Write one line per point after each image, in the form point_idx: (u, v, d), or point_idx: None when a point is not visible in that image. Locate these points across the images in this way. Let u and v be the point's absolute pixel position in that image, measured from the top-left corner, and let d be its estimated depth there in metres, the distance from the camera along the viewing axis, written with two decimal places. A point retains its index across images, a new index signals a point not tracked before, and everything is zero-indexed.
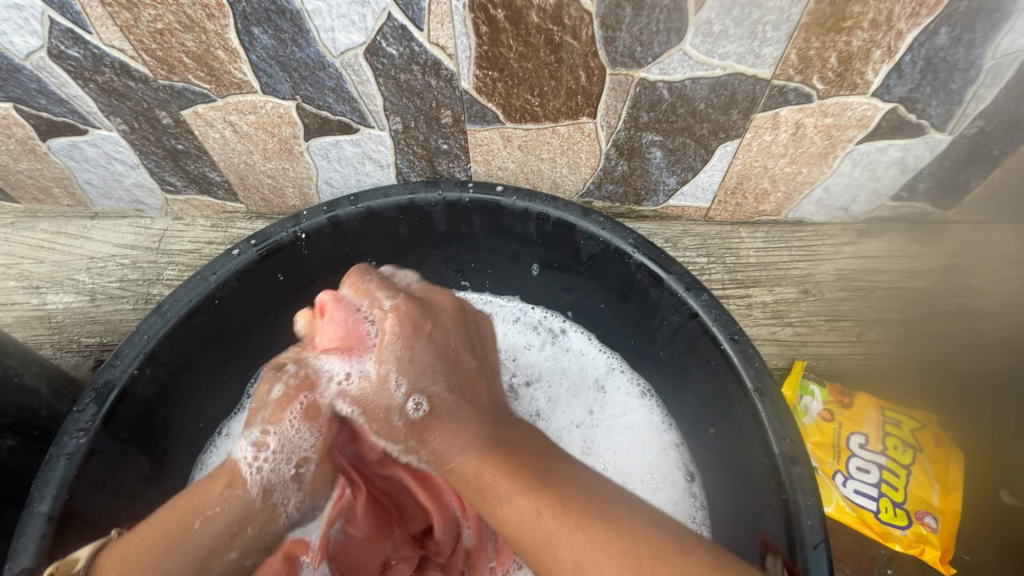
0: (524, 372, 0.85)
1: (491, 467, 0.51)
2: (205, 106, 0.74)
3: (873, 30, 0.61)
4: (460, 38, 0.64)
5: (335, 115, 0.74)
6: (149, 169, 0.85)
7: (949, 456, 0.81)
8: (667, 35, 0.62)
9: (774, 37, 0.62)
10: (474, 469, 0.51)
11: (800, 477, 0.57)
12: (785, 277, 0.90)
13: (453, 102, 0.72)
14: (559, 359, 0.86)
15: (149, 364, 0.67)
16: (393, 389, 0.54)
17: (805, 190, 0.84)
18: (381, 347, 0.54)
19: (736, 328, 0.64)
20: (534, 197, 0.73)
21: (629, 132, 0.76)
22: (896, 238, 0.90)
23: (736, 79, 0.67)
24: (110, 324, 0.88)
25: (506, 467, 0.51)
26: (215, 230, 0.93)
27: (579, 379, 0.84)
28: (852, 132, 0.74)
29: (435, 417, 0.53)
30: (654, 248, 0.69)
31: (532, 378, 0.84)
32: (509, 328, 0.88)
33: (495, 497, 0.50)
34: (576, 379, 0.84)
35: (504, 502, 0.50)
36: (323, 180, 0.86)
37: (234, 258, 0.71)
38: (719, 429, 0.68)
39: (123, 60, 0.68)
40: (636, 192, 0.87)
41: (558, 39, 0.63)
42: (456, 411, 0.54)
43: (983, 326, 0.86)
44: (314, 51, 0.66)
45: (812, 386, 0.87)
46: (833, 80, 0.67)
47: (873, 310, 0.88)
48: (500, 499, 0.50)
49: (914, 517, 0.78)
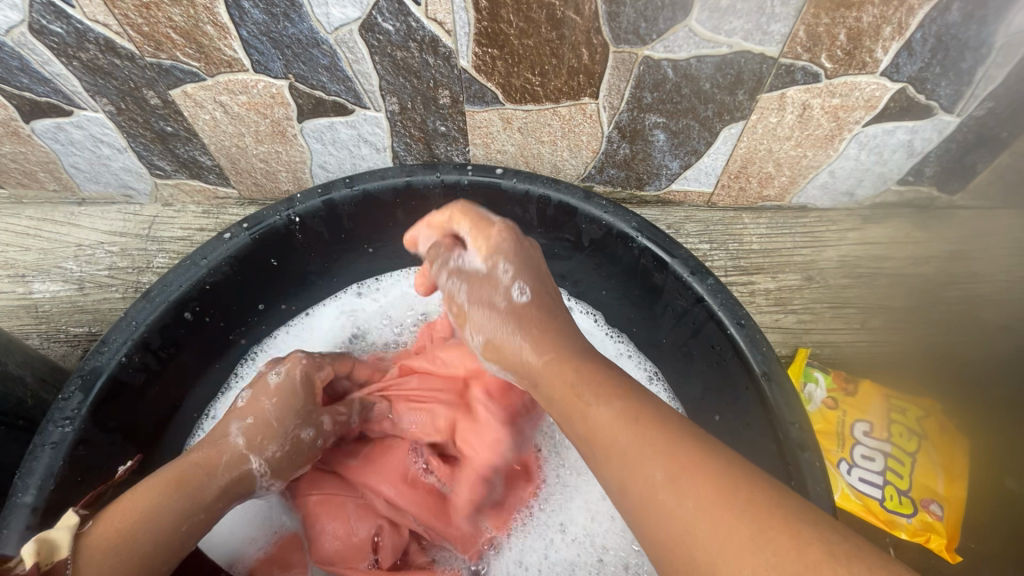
0: None
1: (573, 372, 0.48)
2: (195, 86, 0.71)
3: (884, 5, 0.59)
4: (459, 13, 0.61)
5: (329, 96, 0.72)
6: (138, 153, 0.82)
7: (955, 443, 0.80)
8: (673, 10, 0.60)
9: (783, 13, 0.60)
10: (556, 375, 0.49)
11: (809, 463, 0.55)
12: (788, 264, 0.89)
13: (451, 81, 0.70)
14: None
15: (138, 351, 0.65)
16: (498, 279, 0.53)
17: (810, 174, 0.82)
18: (490, 245, 0.55)
19: (743, 312, 0.63)
20: (535, 179, 0.71)
21: (632, 114, 0.74)
22: (900, 224, 0.89)
23: (743, 57, 0.65)
24: (99, 312, 0.86)
25: (589, 371, 0.48)
26: (206, 217, 0.91)
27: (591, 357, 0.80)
28: (859, 113, 0.72)
29: (536, 312, 0.53)
30: (658, 231, 0.67)
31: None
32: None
33: (575, 398, 0.47)
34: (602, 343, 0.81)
35: (585, 409, 0.46)
36: (317, 164, 0.84)
37: (225, 241, 0.68)
38: (725, 415, 0.67)
39: (107, 36, 0.65)
40: (638, 177, 0.86)
41: (560, 15, 0.61)
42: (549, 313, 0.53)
43: (988, 313, 0.85)
44: (307, 27, 0.63)
45: (816, 373, 0.85)
46: (842, 59, 0.65)
47: (878, 296, 0.87)
48: (585, 400, 0.46)
49: (919, 505, 0.77)
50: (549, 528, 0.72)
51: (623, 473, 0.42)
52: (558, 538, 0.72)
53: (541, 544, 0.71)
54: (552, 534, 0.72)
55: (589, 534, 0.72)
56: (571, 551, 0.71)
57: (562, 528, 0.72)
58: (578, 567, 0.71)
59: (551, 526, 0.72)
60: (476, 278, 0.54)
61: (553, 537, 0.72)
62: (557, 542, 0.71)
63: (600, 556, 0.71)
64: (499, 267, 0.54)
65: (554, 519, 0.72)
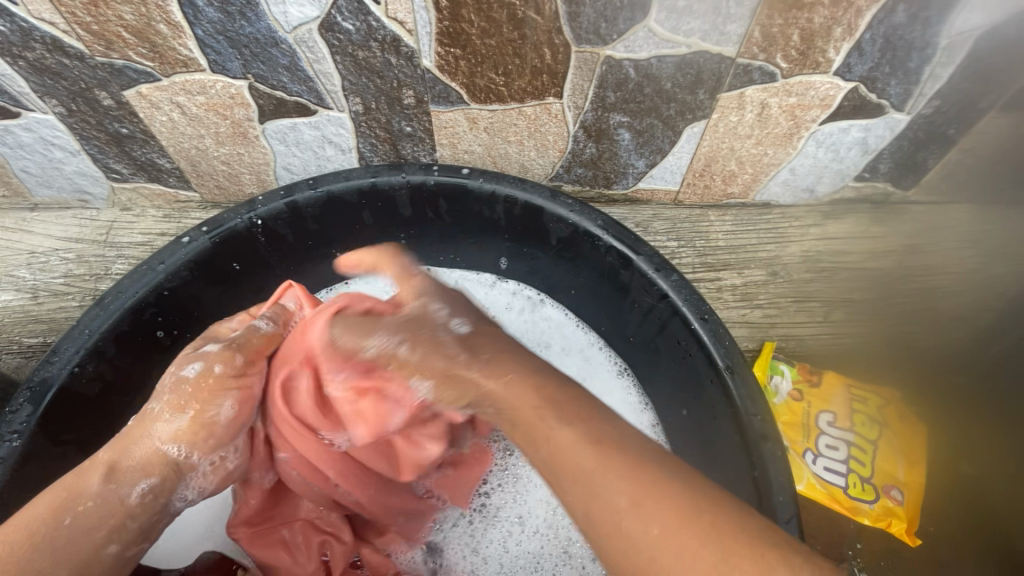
0: None
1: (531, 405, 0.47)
2: (149, 86, 0.69)
3: (833, 7, 0.61)
4: (420, 12, 0.61)
5: (291, 96, 0.71)
6: (92, 156, 0.80)
7: (914, 431, 0.82)
8: (631, 11, 0.61)
9: (738, 13, 0.61)
10: (520, 398, 0.47)
11: (772, 454, 0.56)
12: (754, 260, 0.91)
13: (415, 81, 0.70)
14: (538, 327, 0.83)
15: (93, 360, 0.63)
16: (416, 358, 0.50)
17: (770, 172, 0.84)
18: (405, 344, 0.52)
19: (707, 307, 0.64)
20: (501, 179, 0.71)
21: (596, 113, 0.75)
22: (858, 219, 0.91)
23: (702, 57, 0.67)
24: (55, 322, 0.83)
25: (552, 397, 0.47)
26: (167, 221, 0.89)
27: (562, 351, 0.81)
28: (815, 111, 0.74)
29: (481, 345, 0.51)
30: (623, 229, 0.68)
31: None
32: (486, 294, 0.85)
33: (525, 437, 0.47)
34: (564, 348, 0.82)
35: (535, 440, 0.46)
36: (281, 166, 0.82)
37: (183, 246, 0.67)
38: (693, 410, 0.67)
39: (54, 35, 0.63)
40: (606, 176, 0.86)
41: (521, 15, 0.62)
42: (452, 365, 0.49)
43: (943, 302, 0.88)
44: (265, 26, 0.62)
45: (782, 365, 0.87)
46: (796, 58, 0.67)
47: (839, 290, 0.90)
48: (547, 423, 0.46)
49: (881, 491, 0.79)
50: (507, 520, 0.75)
51: (584, 492, 0.43)
52: (517, 529, 0.74)
53: (500, 535, 0.74)
54: (511, 526, 0.74)
55: (551, 526, 0.74)
56: (534, 543, 0.74)
57: (521, 520, 0.75)
58: (542, 558, 0.73)
59: (509, 519, 0.75)
60: (408, 321, 0.52)
61: (512, 529, 0.74)
62: (516, 533, 0.74)
63: (566, 548, 0.73)
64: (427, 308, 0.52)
65: (512, 511, 0.75)
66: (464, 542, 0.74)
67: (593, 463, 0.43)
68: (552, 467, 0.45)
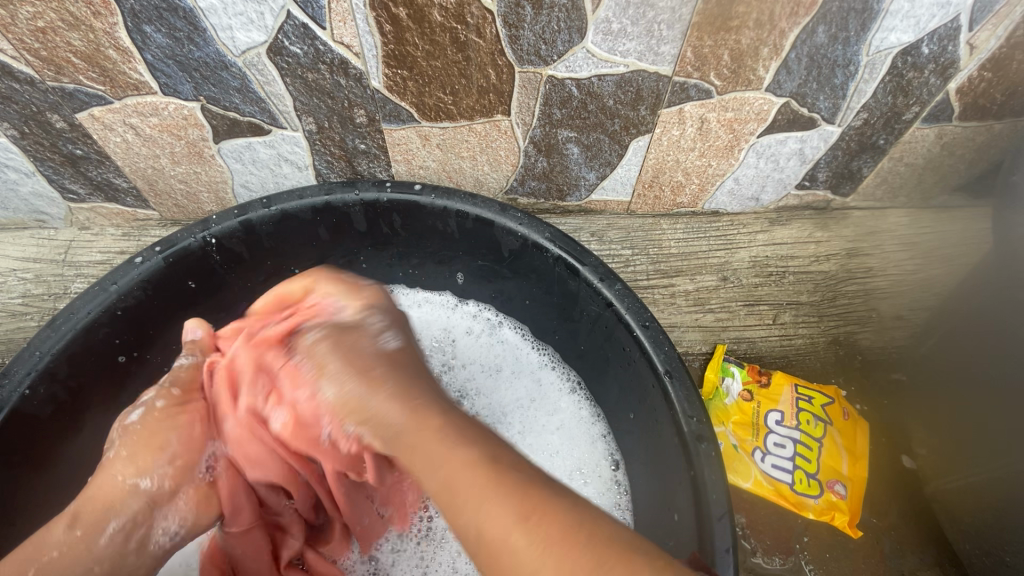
0: (464, 353, 0.86)
1: (430, 425, 0.46)
2: (102, 109, 0.71)
3: (758, 29, 0.65)
4: (365, 36, 0.63)
5: (244, 117, 0.72)
6: (47, 177, 0.80)
7: (857, 428, 0.86)
8: (569, 34, 0.64)
9: (670, 35, 0.65)
10: (422, 421, 0.47)
11: (706, 453, 0.59)
12: (705, 266, 0.94)
13: (365, 101, 0.72)
14: (493, 349, 0.86)
15: (44, 382, 0.63)
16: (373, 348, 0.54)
17: (716, 182, 0.88)
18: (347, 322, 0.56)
19: (648, 314, 0.67)
20: (452, 195, 0.73)
21: (545, 129, 0.78)
22: (803, 225, 0.96)
23: (640, 75, 0.70)
24: (12, 342, 0.83)
25: (458, 419, 0.47)
26: (127, 240, 0.89)
27: (512, 373, 0.84)
28: (752, 125, 0.78)
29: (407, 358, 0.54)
30: (569, 241, 0.71)
31: (467, 368, 0.85)
32: (448, 316, 0.88)
33: (418, 465, 0.45)
34: (518, 363, 0.85)
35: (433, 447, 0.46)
36: (239, 184, 0.83)
37: (136, 266, 0.68)
38: (638, 414, 0.70)
39: (4, 61, 0.64)
40: (559, 188, 0.89)
41: (463, 38, 0.64)
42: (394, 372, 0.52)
43: (883, 303, 0.93)
44: (213, 50, 0.64)
45: (732, 367, 0.89)
46: (729, 76, 0.70)
47: (787, 293, 0.94)
48: (448, 444, 0.45)
49: (825, 486, 0.82)
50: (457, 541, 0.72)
51: (473, 511, 0.41)
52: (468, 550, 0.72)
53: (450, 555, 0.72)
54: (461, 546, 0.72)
55: None
56: None
57: None
58: None
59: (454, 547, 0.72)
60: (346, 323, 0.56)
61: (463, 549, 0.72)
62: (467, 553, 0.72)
63: None
64: (373, 318, 0.57)
65: None
66: (412, 563, 0.71)
67: (479, 482, 0.42)
68: (445, 491, 0.43)
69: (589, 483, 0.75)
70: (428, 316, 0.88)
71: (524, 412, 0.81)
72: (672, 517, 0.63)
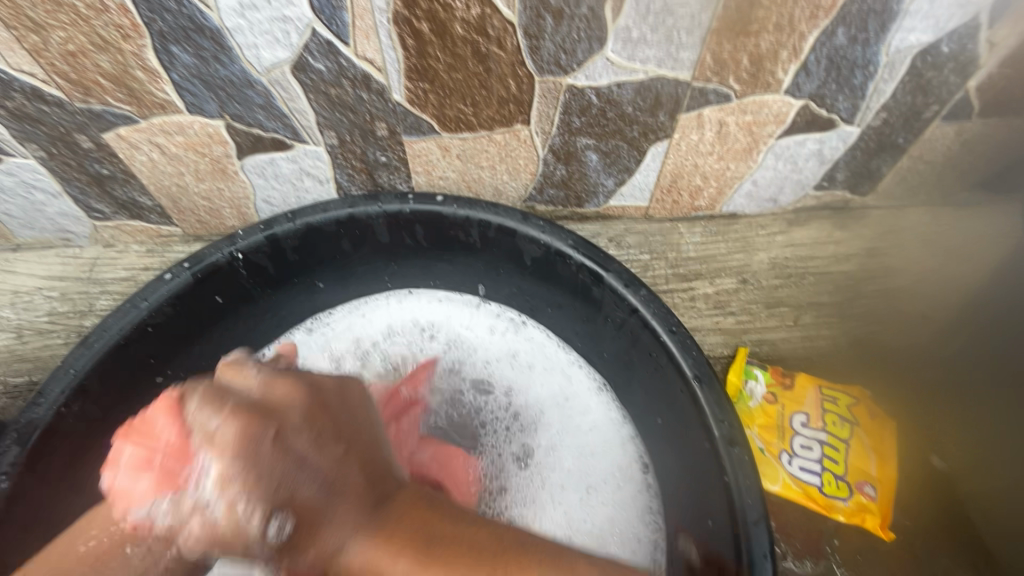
0: (483, 356, 0.84)
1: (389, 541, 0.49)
2: (129, 129, 0.72)
3: (777, 33, 0.65)
4: (387, 51, 0.64)
5: (267, 133, 0.73)
6: (73, 196, 0.81)
7: (884, 428, 0.85)
8: (589, 43, 0.65)
9: (689, 42, 0.65)
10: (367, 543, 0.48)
11: (739, 458, 0.59)
12: (724, 269, 0.94)
13: (386, 114, 0.73)
14: (522, 348, 0.84)
15: (77, 399, 0.64)
16: (307, 501, 0.48)
17: (734, 185, 0.88)
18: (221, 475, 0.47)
19: (674, 319, 0.67)
20: (475, 205, 0.74)
21: (564, 137, 0.78)
22: (821, 225, 0.96)
23: (659, 82, 0.70)
24: (40, 360, 0.83)
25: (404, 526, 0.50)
26: (151, 256, 0.90)
27: (543, 371, 0.82)
28: (771, 127, 0.78)
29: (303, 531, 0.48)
30: (592, 248, 0.71)
31: (491, 369, 0.83)
32: (471, 315, 0.86)
33: None
34: (548, 364, 0.83)
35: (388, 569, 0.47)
36: (261, 199, 0.84)
37: (165, 283, 0.68)
38: (667, 419, 0.70)
39: (34, 85, 0.65)
40: (577, 195, 0.90)
41: (485, 50, 0.65)
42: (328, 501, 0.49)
43: (906, 302, 0.92)
44: (239, 69, 0.65)
45: (756, 370, 0.88)
46: (747, 80, 0.71)
47: (807, 294, 0.93)
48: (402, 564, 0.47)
49: (855, 488, 0.81)
50: None
51: None
52: None
53: None
54: None
55: None
56: None
57: None
58: None
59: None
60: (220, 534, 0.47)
61: None
62: None
63: None
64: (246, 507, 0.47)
65: None
66: None
67: None
68: None
69: (624, 486, 0.75)
70: (450, 316, 0.85)
71: (560, 411, 0.80)
72: (707, 523, 0.63)
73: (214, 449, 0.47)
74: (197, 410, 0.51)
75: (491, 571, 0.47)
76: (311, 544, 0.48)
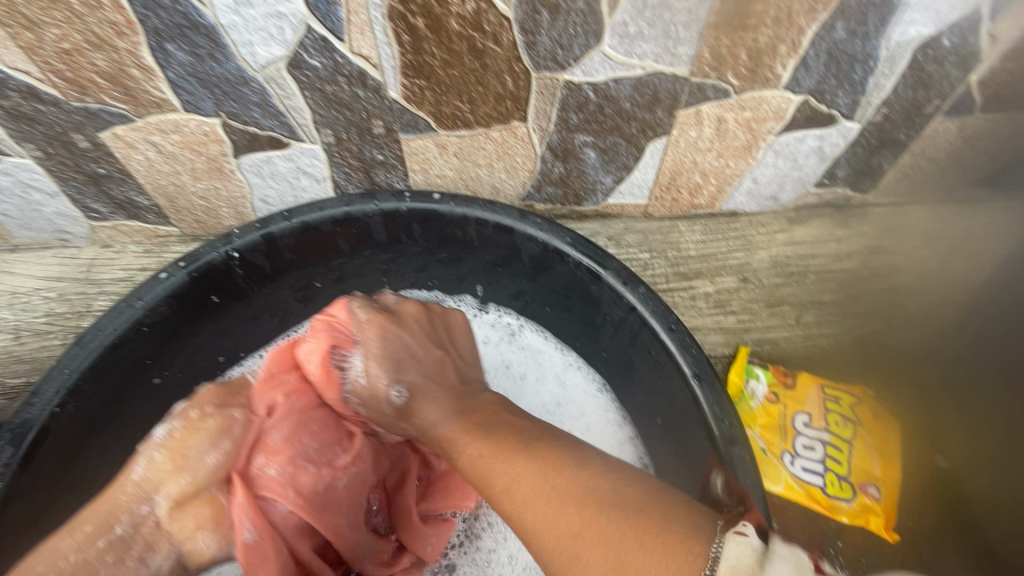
0: None
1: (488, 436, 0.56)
2: (125, 128, 0.72)
3: (776, 27, 0.64)
4: (383, 48, 0.64)
5: (263, 131, 0.73)
6: (70, 196, 0.81)
7: (887, 427, 0.84)
8: (585, 38, 0.64)
9: (687, 36, 0.65)
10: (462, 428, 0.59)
11: (740, 458, 0.58)
12: (724, 268, 0.93)
13: (383, 112, 0.72)
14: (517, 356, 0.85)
15: (72, 400, 0.64)
16: (415, 381, 0.66)
17: (734, 182, 0.88)
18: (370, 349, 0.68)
19: (674, 317, 0.66)
20: (472, 202, 0.73)
21: (561, 134, 0.78)
22: (823, 223, 0.95)
23: (657, 77, 0.70)
24: (38, 361, 0.83)
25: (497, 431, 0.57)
26: (148, 256, 0.90)
27: (537, 378, 0.83)
28: (770, 124, 0.78)
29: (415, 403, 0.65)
30: (590, 245, 0.71)
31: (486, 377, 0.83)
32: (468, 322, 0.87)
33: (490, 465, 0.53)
34: (542, 372, 0.83)
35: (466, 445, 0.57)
36: (258, 198, 0.84)
37: (161, 281, 0.68)
38: (666, 418, 0.69)
39: (29, 84, 0.65)
40: (576, 193, 0.89)
41: (481, 45, 0.64)
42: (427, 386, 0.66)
43: (909, 300, 0.91)
44: (234, 66, 0.65)
45: (757, 370, 0.87)
46: (746, 75, 0.70)
47: (809, 293, 0.93)
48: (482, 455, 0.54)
49: (858, 489, 0.80)
50: (496, 566, 0.77)
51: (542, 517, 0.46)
52: (507, 566, 0.76)
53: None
54: (501, 567, 0.76)
55: None
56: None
57: (511, 557, 0.77)
58: None
59: (498, 561, 0.77)
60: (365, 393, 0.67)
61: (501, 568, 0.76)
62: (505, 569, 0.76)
63: None
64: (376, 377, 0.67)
65: (500, 553, 0.77)
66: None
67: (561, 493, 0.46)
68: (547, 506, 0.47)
69: None
70: None
71: (551, 417, 0.80)
72: None
73: (364, 334, 0.69)
74: (358, 308, 0.71)
75: (525, 453, 0.52)
76: (415, 414, 0.64)
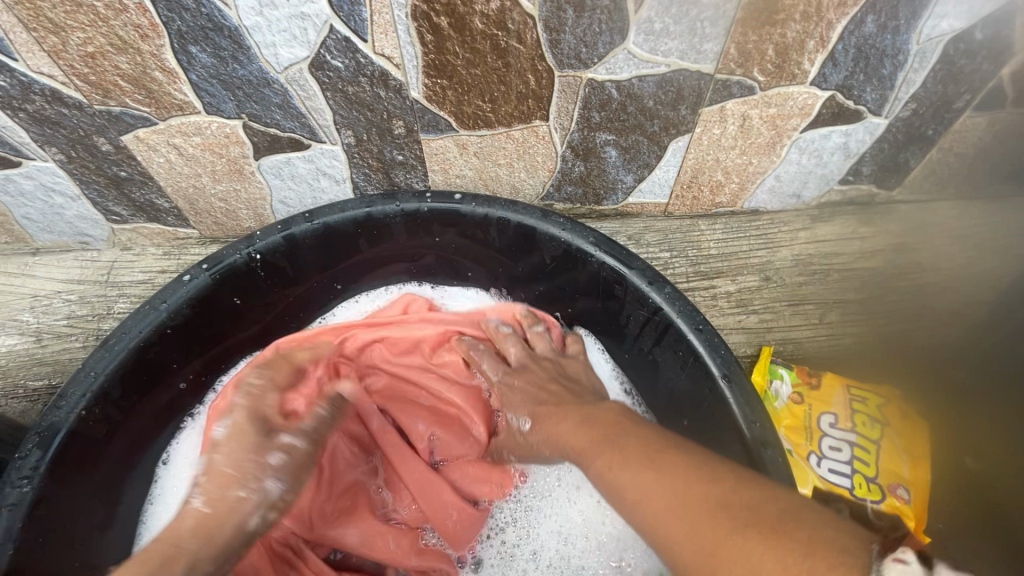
0: None
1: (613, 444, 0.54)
2: (147, 130, 0.72)
3: (805, 21, 0.63)
4: (405, 47, 0.63)
5: (284, 132, 0.73)
6: (92, 200, 0.81)
7: (916, 428, 0.81)
8: (610, 35, 0.63)
9: (713, 32, 0.64)
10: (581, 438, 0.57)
11: (773, 461, 0.57)
12: (746, 266, 0.92)
13: (404, 112, 0.72)
14: None
15: (98, 402, 0.64)
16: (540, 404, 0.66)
17: (757, 180, 0.86)
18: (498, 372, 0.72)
19: (701, 317, 0.65)
20: (494, 202, 0.72)
21: (583, 133, 0.77)
22: (846, 221, 0.93)
23: (681, 74, 0.69)
24: (59, 363, 0.83)
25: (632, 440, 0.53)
26: (167, 258, 0.90)
27: None
28: (795, 120, 0.76)
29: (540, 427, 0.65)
30: (614, 245, 0.70)
31: None
32: None
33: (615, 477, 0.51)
34: None
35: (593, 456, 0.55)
36: (277, 200, 0.84)
37: (184, 284, 0.68)
38: (693, 420, 0.69)
39: (53, 87, 0.65)
40: (596, 192, 0.88)
41: (504, 44, 0.64)
42: (550, 408, 0.64)
43: (937, 299, 0.89)
44: (256, 68, 0.64)
45: (780, 369, 0.87)
46: (773, 71, 0.69)
47: (833, 292, 0.91)
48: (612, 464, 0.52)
49: (887, 490, 0.77)
50: (520, 560, 0.73)
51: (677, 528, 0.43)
52: (530, 564, 0.72)
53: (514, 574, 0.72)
54: (525, 563, 0.72)
55: (563, 556, 0.72)
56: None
57: (534, 554, 0.73)
58: None
59: (523, 556, 0.73)
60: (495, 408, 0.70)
61: (526, 565, 0.72)
62: (529, 566, 0.72)
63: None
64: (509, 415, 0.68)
65: (523, 548, 0.73)
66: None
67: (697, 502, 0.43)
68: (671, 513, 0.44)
69: None
70: None
71: None
72: None
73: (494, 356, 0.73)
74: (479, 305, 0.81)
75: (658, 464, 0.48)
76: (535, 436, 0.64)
